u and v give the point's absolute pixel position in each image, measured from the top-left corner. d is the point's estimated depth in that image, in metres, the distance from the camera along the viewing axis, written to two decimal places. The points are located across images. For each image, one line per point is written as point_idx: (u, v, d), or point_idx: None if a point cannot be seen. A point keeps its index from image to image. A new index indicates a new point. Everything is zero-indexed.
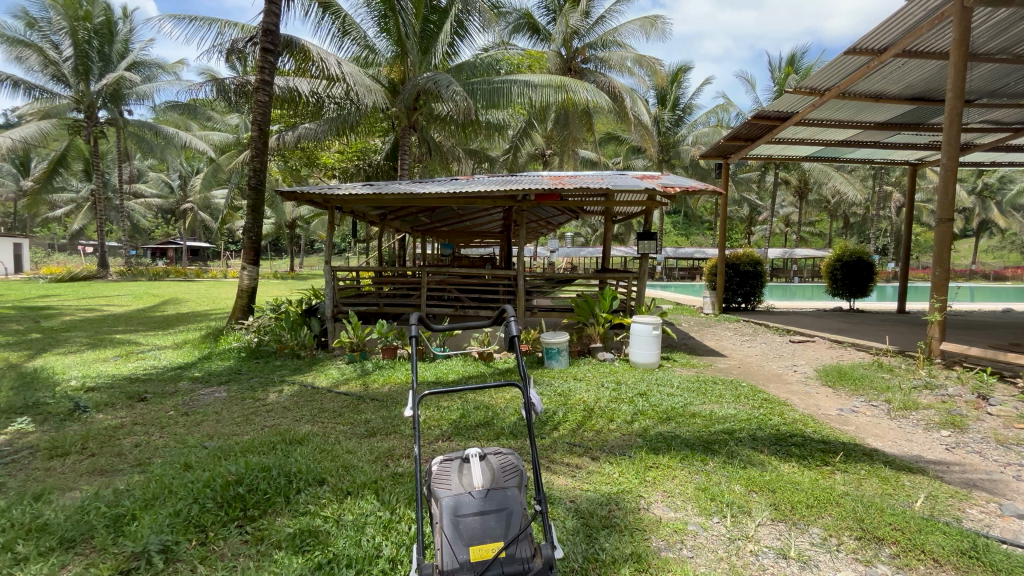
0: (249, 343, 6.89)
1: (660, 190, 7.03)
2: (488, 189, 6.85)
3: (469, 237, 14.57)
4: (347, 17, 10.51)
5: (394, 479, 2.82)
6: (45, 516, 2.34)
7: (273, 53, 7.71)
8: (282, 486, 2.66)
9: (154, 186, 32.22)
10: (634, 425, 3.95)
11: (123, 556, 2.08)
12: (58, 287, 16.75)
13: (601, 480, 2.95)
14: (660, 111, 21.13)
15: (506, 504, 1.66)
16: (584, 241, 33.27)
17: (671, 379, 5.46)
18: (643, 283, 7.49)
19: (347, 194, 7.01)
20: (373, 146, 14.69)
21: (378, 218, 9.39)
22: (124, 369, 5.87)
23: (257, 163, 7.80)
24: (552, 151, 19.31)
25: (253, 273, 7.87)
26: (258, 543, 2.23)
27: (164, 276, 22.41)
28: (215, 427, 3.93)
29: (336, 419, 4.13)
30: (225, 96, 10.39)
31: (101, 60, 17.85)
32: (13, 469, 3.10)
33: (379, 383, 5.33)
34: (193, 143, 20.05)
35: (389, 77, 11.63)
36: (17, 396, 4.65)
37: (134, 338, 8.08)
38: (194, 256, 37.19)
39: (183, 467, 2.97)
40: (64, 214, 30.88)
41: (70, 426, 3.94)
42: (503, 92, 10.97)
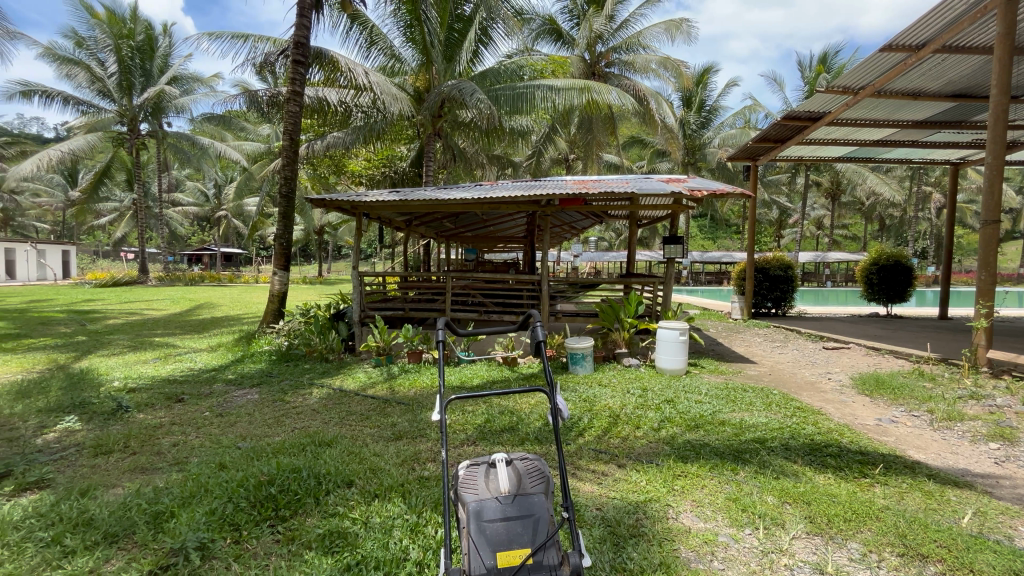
0: (279, 346, 7.09)
1: (687, 193, 6.93)
2: (512, 194, 6.87)
3: (493, 242, 14.62)
4: (374, 28, 10.77)
5: (421, 483, 2.85)
6: (91, 512, 2.44)
7: (303, 65, 7.95)
8: (311, 487, 2.71)
9: (191, 195, 33.58)
10: (661, 432, 3.89)
11: (162, 552, 2.15)
12: (102, 292, 17.57)
13: (627, 488, 2.91)
14: (685, 113, 20.85)
15: (532, 510, 1.66)
16: (608, 246, 33.03)
17: (699, 385, 5.35)
18: (669, 288, 7.37)
19: (374, 201, 7.14)
20: (399, 153, 14.96)
21: (404, 224, 9.53)
22: (163, 371, 6.10)
23: (287, 172, 8.02)
24: (576, 156, 19.30)
25: (284, 279, 8.09)
26: (290, 543, 2.28)
27: (200, 281, 23.27)
28: (248, 428, 4.05)
29: (363, 421, 4.20)
30: (257, 107, 10.75)
31: (143, 76, 18.74)
32: (62, 465, 3.26)
33: (405, 387, 5.40)
34: (227, 153, 20.81)
35: (414, 85, 11.83)
36: (65, 395, 4.88)
37: (172, 341, 8.41)
38: (228, 262, 38.52)
39: (218, 466, 3.06)
40: (108, 223, 32.47)
41: (114, 424, 4.13)
42: (527, 98, 10.99)
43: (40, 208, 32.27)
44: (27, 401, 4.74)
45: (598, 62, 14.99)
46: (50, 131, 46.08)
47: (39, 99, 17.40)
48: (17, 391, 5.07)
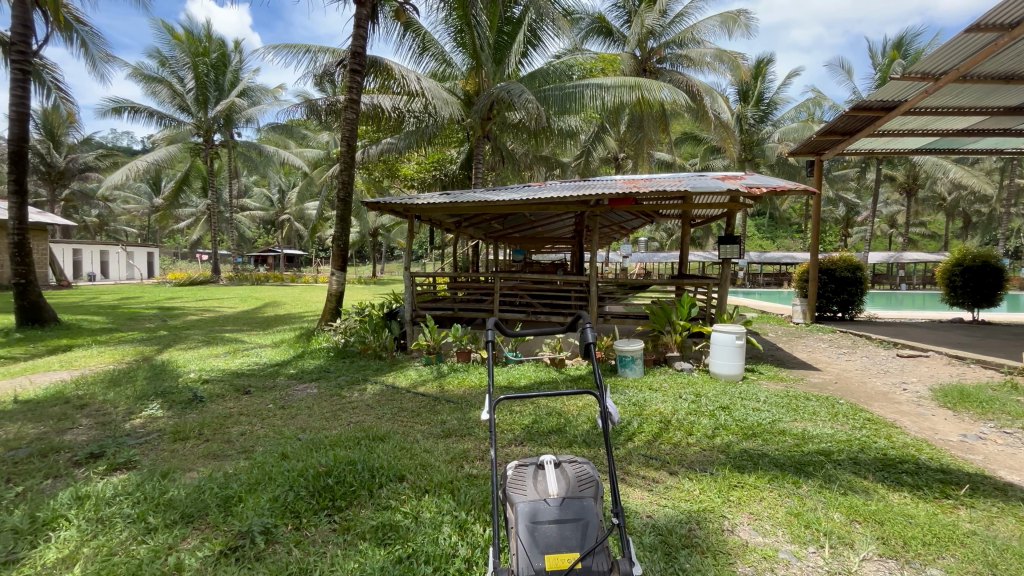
0: (337, 344, 7.42)
1: (744, 190, 6.62)
2: (561, 194, 6.82)
3: (540, 243, 14.61)
4: (427, 34, 11.05)
5: (469, 480, 2.89)
6: (170, 494, 2.65)
7: (360, 74, 8.28)
8: (366, 479, 2.81)
9: (258, 201, 35.83)
10: (715, 440, 3.73)
11: (232, 534, 2.31)
12: (181, 291, 19.11)
13: (679, 497, 2.82)
14: (742, 107, 19.96)
15: (583, 515, 1.65)
16: (658, 246, 32.20)
17: (756, 392, 5.09)
18: (725, 289, 7.05)
19: (426, 203, 7.32)
20: (449, 156, 15.27)
21: (454, 226, 9.70)
22: (233, 364, 6.54)
23: (345, 177, 8.37)
24: (625, 155, 18.93)
25: (341, 279, 8.44)
26: (345, 532, 2.37)
27: (265, 281, 24.79)
28: (307, 420, 4.26)
29: (415, 418, 4.32)
30: (317, 116, 11.31)
31: (217, 90, 20.19)
32: (146, 448, 3.56)
33: (454, 385, 5.50)
34: (290, 160, 22.04)
35: (464, 89, 12.02)
36: (149, 385, 5.35)
37: (241, 337, 9.00)
38: (290, 263, 40.72)
39: (281, 456, 3.24)
40: (186, 226, 35.22)
41: (190, 412, 4.48)
42: (576, 98, 10.92)
43: (129, 213, 35.52)
44: (117, 388, 5.23)
45: (649, 57, 14.69)
46: (138, 143, 50.60)
47: (129, 115, 19.17)
48: (109, 379, 5.61)
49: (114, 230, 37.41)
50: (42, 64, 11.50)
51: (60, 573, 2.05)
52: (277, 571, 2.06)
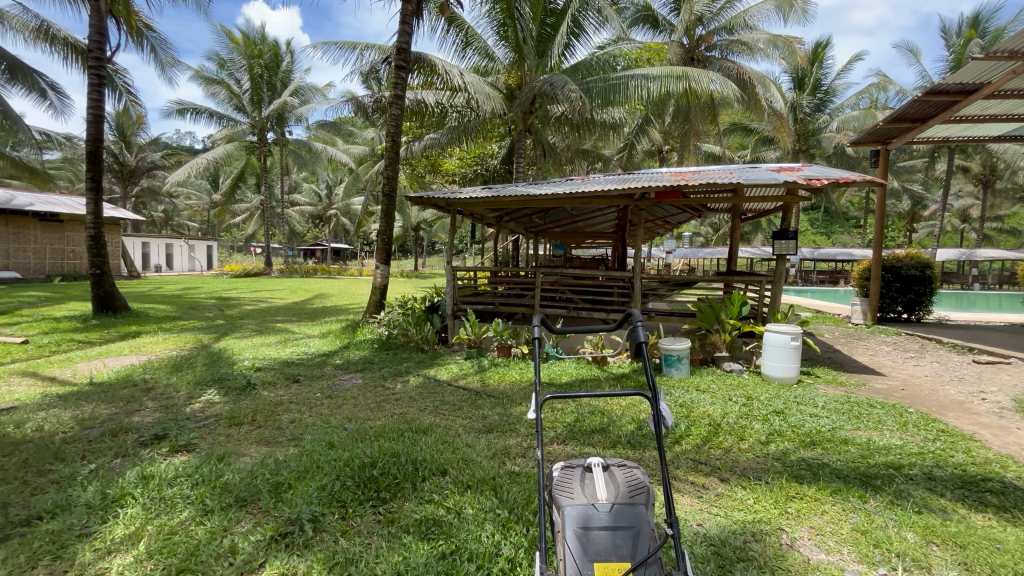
0: (380, 335, 7.59)
1: (802, 182, 6.22)
2: (605, 188, 6.66)
3: (581, 237, 14.40)
4: (470, 29, 11.05)
5: (511, 478, 2.86)
6: (226, 477, 2.76)
7: (405, 70, 8.38)
8: (409, 472, 2.83)
9: (307, 196, 37.24)
10: (769, 447, 3.54)
11: (282, 520, 2.37)
12: (237, 282, 20.17)
13: (731, 505, 2.68)
14: (797, 95, 18.91)
15: (635, 523, 1.58)
16: (703, 242, 31.21)
17: (813, 397, 4.80)
18: (778, 287, 6.69)
19: (468, 197, 7.32)
20: (490, 151, 15.30)
21: (495, 220, 9.68)
22: (283, 353, 6.82)
23: (390, 172, 8.51)
24: (671, 147, 18.35)
25: (385, 272, 8.59)
26: (390, 524, 2.38)
27: (313, 274, 25.77)
28: (353, 410, 4.36)
29: (456, 412, 4.33)
30: (363, 113, 11.58)
31: (270, 90, 21.05)
32: (205, 432, 3.74)
33: (495, 380, 5.50)
34: (337, 156, 22.74)
35: (507, 83, 11.95)
36: (208, 371, 5.66)
37: (291, 327, 9.37)
38: (337, 256, 42.17)
39: (328, 445, 3.32)
40: (242, 221, 37.10)
41: (244, 399, 4.68)
42: (620, 90, 10.64)
43: (191, 208, 37.75)
44: (180, 373, 5.55)
45: (698, 45, 14.14)
46: (200, 142, 53.66)
47: (191, 116, 20.32)
48: (172, 365, 5.97)
49: (177, 224, 39.89)
50: (115, 69, 12.33)
51: (127, 548, 2.17)
52: (324, 560, 2.09)
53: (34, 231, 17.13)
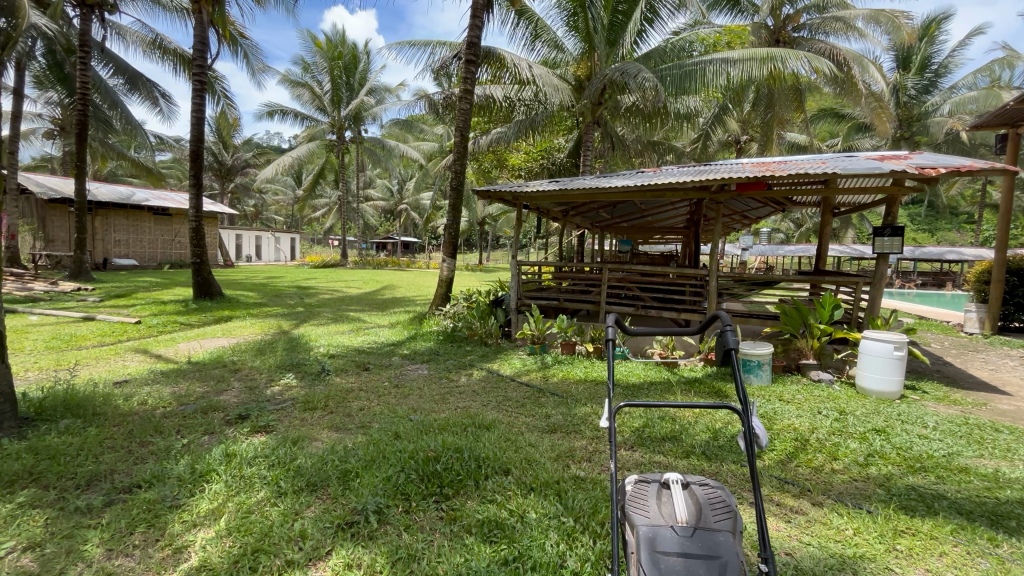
0: (446, 327, 7.71)
1: (912, 171, 5.49)
2: (680, 180, 6.27)
3: (650, 233, 13.86)
4: (540, 21, 10.88)
5: (576, 483, 2.74)
6: (298, 461, 2.86)
7: (475, 64, 8.38)
8: (472, 469, 2.79)
9: (380, 192, 38.98)
10: (869, 470, 3.13)
11: (349, 509, 2.40)
12: (316, 272, 21.56)
13: (825, 534, 2.38)
14: (901, 76, 16.98)
15: (718, 552, 1.40)
16: (783, 239, 29.07)
17: (922, 415, 4.21)
18: (878, 289, 5.98)
19: (534, 191, 7.22)
20: (557, 145, 15.11)
21: (561, 214, 9.49)
22: (355, 341, 7.13)
23: (458, 166, 8.58)
24: (749, 137, 17.15)
25: (451, 265, 8.70)
26: (452, 523, 2.34)
27: (384, 266, 26.91)
28: (418, 401, 4.43)
29: (519, 409, 4.26)
30: (434, 109, 11.82)
31: (348, 91, 22.11)
32: (283, 414, 3.95)
33: (559, 377, 5.37)
34: (408, 152, 23.51)
35: (576, 74, 11.66)
36: (288, 356, 6.03)
37: (362, 316, 9.81)
38: (406, 249, 43.81)
39: (394, 435, 3.37)
40: (321, 215, 39.55)
41: (318, 384, 4.91)
42: (697, 77, 10.04)
43: (277, 203, 40.76)
44: (263, 357, 5.95)
45: (784, 26, 12.99)
46: (286, 142, 57.83)
47: (279, 117, 21.85)
48: (257, 348, 6.42)
49: (265, 218, 43.31)
50: (214, 76, 13.46)
51: (210, 523, 2.30)
52: (388, 554, 2.08)
53: (149, 224, 19.27)
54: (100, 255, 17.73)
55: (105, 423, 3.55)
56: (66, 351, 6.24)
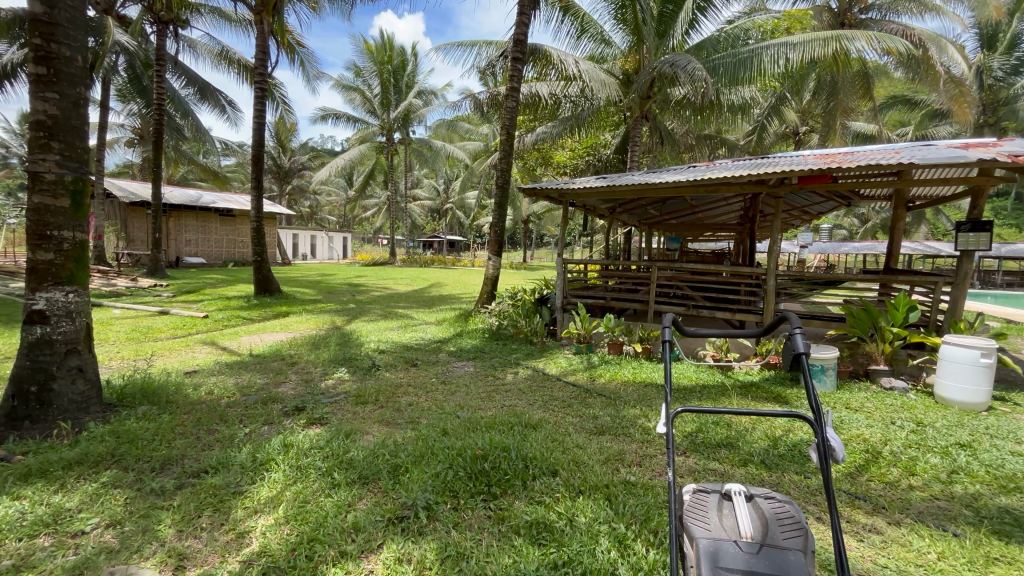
0: (491, 325, 7.73)
1: (1003, 160, 4.95)
2: (736, 174, 5.96)
3: (701, 230, 13.36)
4: (587, 16, 10.66)
5: (627, 488, 2.65)
6: (351, 454, 2.94)
7: (521, 61, 8.33)
8: (519, 469, 2.76)
9: (427, 191, 39.79)
10: (953, 488, 2.85)
11: (399, 504, 2.43)
12: (366, 270, 22.32)
13: (905, 557, 2.19)
14: (986, 57, 15.45)
15: (789, 571, 1.29)
16: (847, 236, 27.26)
17: (1014, 430, 3.80)
18: (961, 291, 5.45)
19: (581, 188, 7.09)
20: (604, 141, 14.84)
21: (608, 211, 9.30)
22: (404, 338, 7.28)
23: (504, 164, 8.57)
24: (810, 128, 16.17)
25: (496, 263, 8.72)
26: (500, 522, 2.33)
27: (431, 264, 27.45)
28: (465, 398, 4.46)
29: (565, 409, 4.19)
30: (480, 108, 11.91)
31: (397, 94, 22.65)
32: (337, 407, 4.09)
33: (606, 378, 5.25)
34: (454, 152, 23.85)
35: (624, 68, 11.39)
36: (341, 350, 6.25)
37: (410, 313, 10.04)
38: (452, 248, 44.49)
39: (442, 432, 3.40)
40: (371, 215, 40.85)
41: (368, 379, 5.06)
42: (751, 65, 9.54)
43: (331, 203, 42.48)
44: (318, 351, 6.21)
45: (850, 8, 12.04)
46: (339, 143, 60.18)
47: (332, 121, 22.73)
48: (312, 343, 6.69)
49: (320, 218, 45.27)
50: (273, 83, 14.15)
51: (269, 510, 2.40)
52: (437, 550, 2.09)
53: (215, 224, 20.56)
54: (173, 254, 19.14)
55: (177, 410, 3.80)
56: (143, 342, 6.75)
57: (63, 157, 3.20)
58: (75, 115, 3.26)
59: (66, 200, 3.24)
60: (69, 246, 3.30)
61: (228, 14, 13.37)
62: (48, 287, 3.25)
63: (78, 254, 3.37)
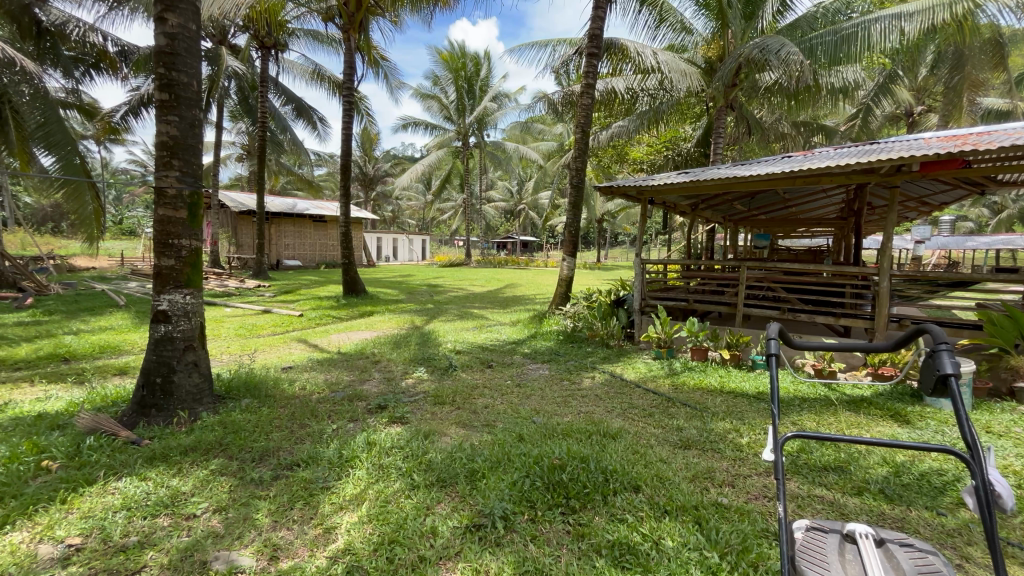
0: (566, 327, 7.59)
1: None
2: (840, 163, 5.33)
3: (794, 226, 12.23)
4: (665, 4, 10.13)
5: (719, 511, 2.42)
6: (429, 455, 2.98)
7: (596, 57, 8.10)
8: (599, 483, 2.62)
9: (502, 193, 40.46)
10: None
11: (476, 512, 2.40)
12: (444, 271, 23.02)
13: None
14: None
15: None
16: (975, 229, 23.78)
17: None
18: None
19: (661, 183, 6.73)
20: (683, 134, 14.13)
21: (690, 207, 8.77)
22: (479, 339, 7.38)
23: (579, 164, 8.39)
24: (928, 108, 14.24)
25: (571, 264, 8.55)
26: (580, 539, 2.21)
27: (505, 265, 27.80)
28: (540, 402, 4.38)
29: (646, 419, 3.97)
30: (554, 108, 11.81)
31: (472, 99, 23.17)
32: (416, 406, 4.18)
33: (690, 387, 4.92)
34: (528, 153, 23.92)
35: (706, 56, 10.75)
36: (420, 350, 6.46)
37: (486, 314, 10.15)
38: (526, 249, 44.78)
39: (518, 437, 3.34)
40: (448, 218, 42.18)
41: (446, 379, 5.16)
42: (856, 41, 8.55)
43: (411, 208, 44.50)
44: (399, 350, 6.45)
45: None
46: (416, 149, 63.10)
47: (412, 129, 23.77)
48: (393, 342, 6.99)
49: (401, 222, 47.64)
50: (359, 95, 15.04)
51: (353, 508, 2.47)
52: (515, 564, 2.04)
53: (310, 229, 22.31)
54: (275, 257, 21.10)
55: (275, 404, 4.12)
56: (248, 339, 7.46)
57: (181, 173, 3.56)
58: (192, 134, 3.61)
59: (184, 212, 3.60)
60: (187, 253, 3.66)
61: (320, 35, 14.40)
62: (170, 289, 3.63)
63: (194, 260, 3.72)
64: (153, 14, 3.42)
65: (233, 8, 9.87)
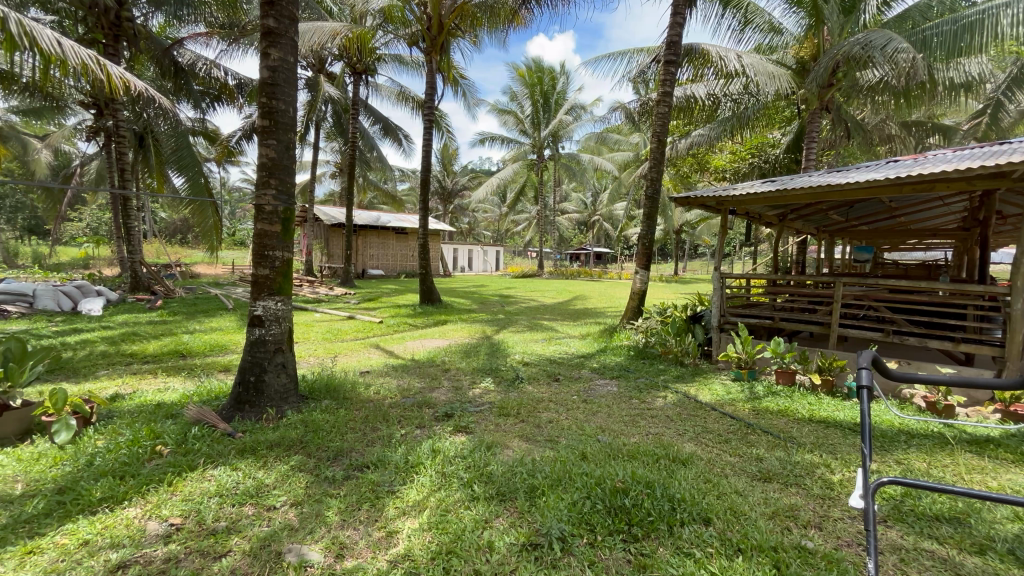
0: (637, 343, 7.32)
1: None
2: (959, 167, 4.69)
3: (903, 238, 10.93)
4: (752, 5, 9.61)
5: (801, 557, 2.19)
6: (490, 468, 2.99)
7: (675, 63, 7.84)
8: (666, 511, 2.49)
9: (576, 205, 40.34)
10: None
11: (533, 530, 2.37)
12: (516, 282, 23.27)
13: None
14: None
15: None
16: None
17: None
18: None
19: (744, 194, 6.33)
20: (771, 140, 13.21)
21: (777, 218, 8.15)
22: (547, 351, 7.33)
23: (654, 173, 8.13)
24: None
25: (645, 277, 8.26)
26: (642, 571, 2.10)
27: (577, 277, 27.53)
28: (607, 420, 4.25)
29: (722, 445, 3.71)
30: (630, 118, 11.59)
31: (548, 112, 23.41)
32: (480, 417, 4.22)
33: (773, 413, 4.53)
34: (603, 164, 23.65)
35: (798, 56, 10.02)
36: (489, 360, 6.54)
37: (555, 326, 10.08)
38: (599, 260, 44.15)
39: (581, 456, 3.27)
40: (522, 229, 42.69)
41: (512, 391, 5.16)
42: (981, 29, 7.56)
43: (486, 220, 45.66)
44: (469, 359, 6.59)
45: None
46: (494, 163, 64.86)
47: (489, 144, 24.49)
48: (463, 351, 7.15)
49: (477, 234, 48.99)
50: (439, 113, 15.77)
51: (415, 514, 2.54)
52: None
53: (392, 241, 23.60)
54: (360, 266, 22.59)
55: (350, 406, 4.36)
56: (332, 343, 7.99)
57: (277, 191, 3.93)
58: (287, 156, 3.97)
59: (278, 226, 3.96)
60: (280, 263, 4.00)
61: (405, 58, 15.30)
62: (265, 297, 3.99)
63: (286, 270, 4.06)
64: (260, 50, 3.82)
65: (329, 38, 10.79)
